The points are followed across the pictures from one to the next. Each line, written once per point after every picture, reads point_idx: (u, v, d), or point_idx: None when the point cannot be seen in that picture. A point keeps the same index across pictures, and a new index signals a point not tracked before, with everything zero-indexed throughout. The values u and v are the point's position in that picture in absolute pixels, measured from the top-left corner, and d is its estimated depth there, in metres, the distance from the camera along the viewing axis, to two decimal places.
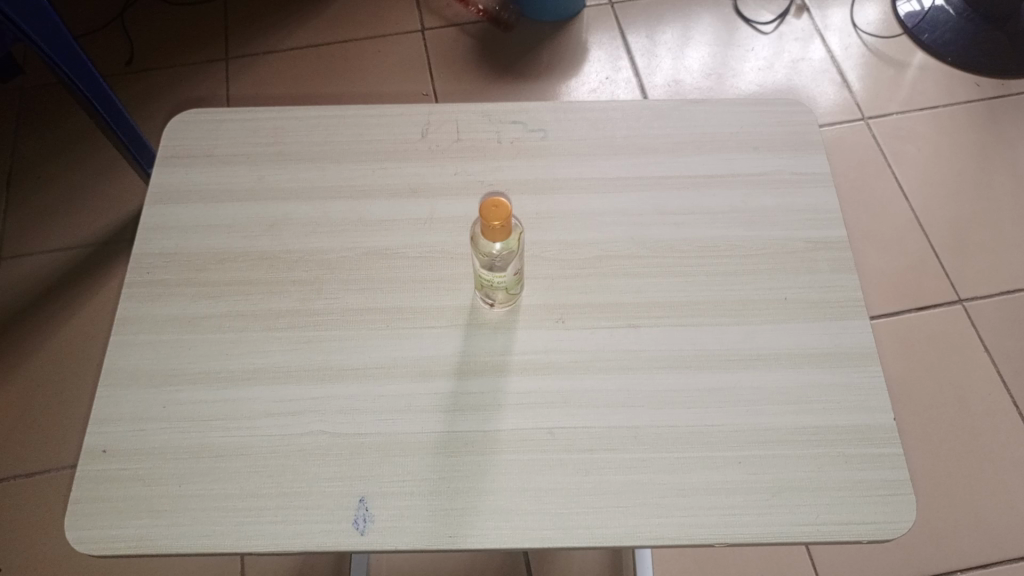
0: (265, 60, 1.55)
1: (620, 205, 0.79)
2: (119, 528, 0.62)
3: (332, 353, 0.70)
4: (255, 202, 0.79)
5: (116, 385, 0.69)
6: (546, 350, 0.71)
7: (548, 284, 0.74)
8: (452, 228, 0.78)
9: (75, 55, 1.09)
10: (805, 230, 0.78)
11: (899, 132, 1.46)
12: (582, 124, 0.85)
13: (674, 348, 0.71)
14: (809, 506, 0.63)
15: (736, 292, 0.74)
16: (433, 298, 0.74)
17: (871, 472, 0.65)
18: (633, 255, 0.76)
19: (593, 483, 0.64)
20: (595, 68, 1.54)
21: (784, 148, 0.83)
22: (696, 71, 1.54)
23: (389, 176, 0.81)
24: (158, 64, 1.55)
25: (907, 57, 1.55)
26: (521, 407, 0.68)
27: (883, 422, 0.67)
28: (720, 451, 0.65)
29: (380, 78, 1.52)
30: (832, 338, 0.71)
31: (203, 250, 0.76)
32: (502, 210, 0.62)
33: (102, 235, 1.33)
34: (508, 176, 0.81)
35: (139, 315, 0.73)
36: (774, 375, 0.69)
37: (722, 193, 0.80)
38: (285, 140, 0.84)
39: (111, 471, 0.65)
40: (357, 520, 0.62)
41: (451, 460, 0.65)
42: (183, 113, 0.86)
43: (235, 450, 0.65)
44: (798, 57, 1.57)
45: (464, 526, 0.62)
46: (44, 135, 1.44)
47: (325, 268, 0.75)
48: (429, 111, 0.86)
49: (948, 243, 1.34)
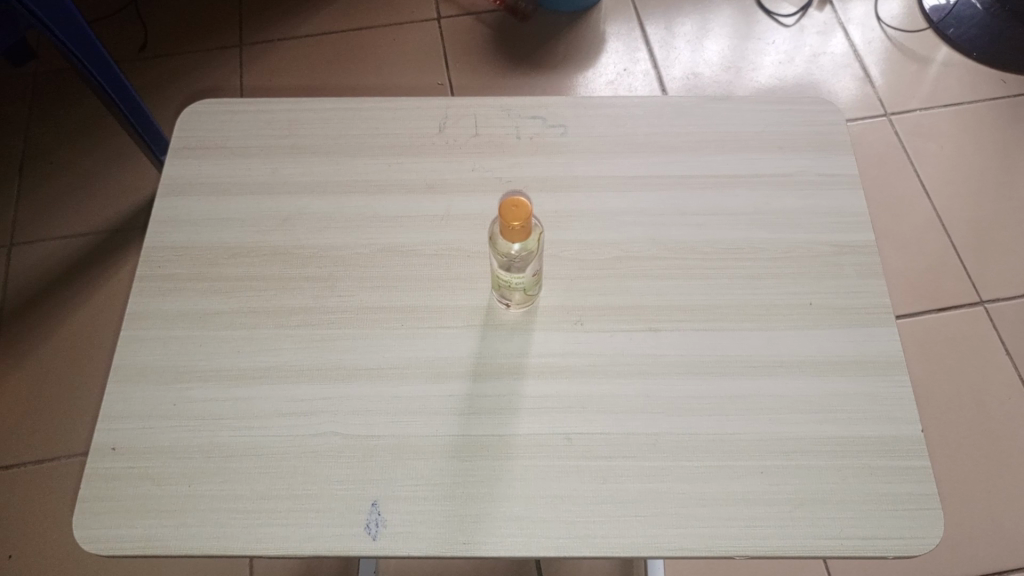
0: (280, 48, 1.54)
1: (641, 205, 0.77)
2: (128, 527, 0.61)
3: (344, 353, 0.69)
4: (267, 196, 0.78)
5: (126, 382, 0.68)
6: (563, 354, 0.69)
7: (565, 284, 0.73)
8: (469, 226, 0.76)
9: (88, 42, 1.07)
10: (831, 233, 0.76)
11: (921, 129, 1.44)
12: (602, 120, 0.83)
13: (693, 353, 0.69)
14: (831, 519, 0.61)
15: (759, 296, 0.72)
16: (448, 298, 0.72)
17: (896, 485, 0.63)
18: (654, 257, 0.74)
19: (609, 491, 0.63)
20: (612, 59, 1.52)
21: (810, 148, 0.81)
22: (715, 64, 1.52)
23: (405, 171, 0.79)
24: (171, 51, 1.54)
25: (930, 52, 1.52)
26: (537, 412, 0.66)
27: (910, 434, 0.65)
28: (741, 460, 0.64)
29: (395, 68, 1.50)
30: (857, 346, 0.69)
31: (215, 245, 0.75)
32: (523, 211, 0.61)
33: (114, 223, 1.32)
34: (526, 174, 0.79)
35: (149, 311, 0.71)
36: (797, 383, 0.67)
37: (745, 193, 0.78)
38: (299, 132, 0.82)
39: (120, 470, 0.64)
40: (368, 525, 0.61)
41: (465, 464, 0.64)
42: (195, 103, 0.85)
43: (246, 450, 0.64)
44: (818, 51, 1.54)
45: (477, 532, 0.61)
46: (57, 121, 1.43)
47: (339, 266, 0.74)
48: (446, 105, 0.84)
49: (970, 243, 1.31)
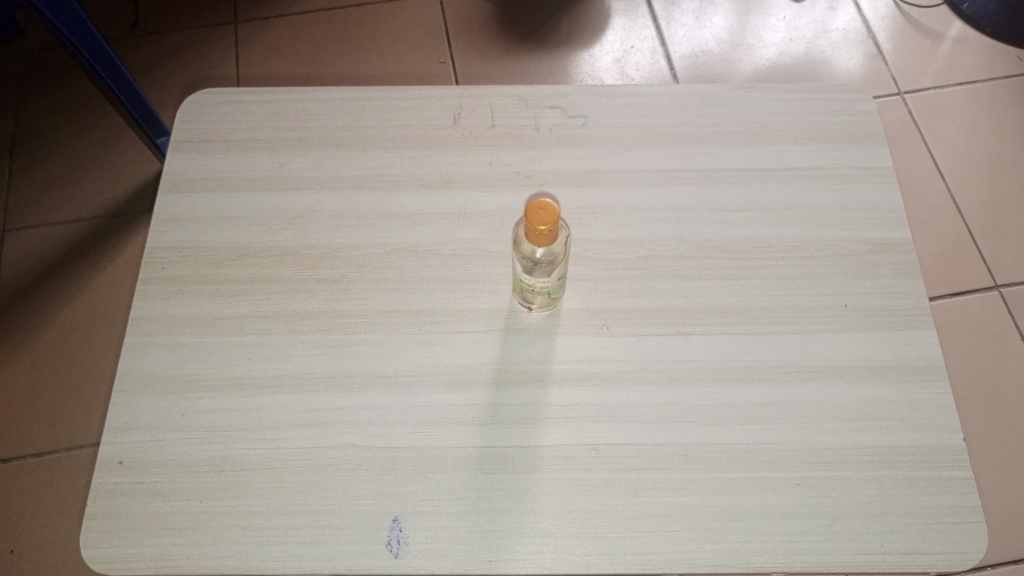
0: (277, 25, 1.48)
1: (666, 199, 0.74)
2: (139, 547, 0.59)
3: (361, 360, 0.66)
4: (275, 192, 0.74)
5: (131, 392, 0.65)
6: (589, 359, 0.66)
7: (590, 286, 0.70)
8: (486, 224, 0.73)
9: (78, 21, 1.03)
10: (865, 230, 0.73)
11: (936, 108, 1.40)
12: (625, 109, 0.79)
13: (725, 358, 0.66)
14: (869, 533, 0.59)
15: (793, 297, 0.69)
16: (467, 301, 0.69)
17: (937, 497, 0.61)
18: (681, 255, 0.71)
19: (640, 505, 0.60)
20: (616, 36, 1.47)
21: (843, 139, 0.78)
22: (723, 40, 1.48)
23: (420, 165, 0.76)
24: (164, 28, 1.49)
25: (945, 28, 1.48)
26: (563, 421, 0.63)
27: (952, 443, 0.63)
28: (775, 471, 0.61)
29: (397, 46, 1.45)
30: (895, 350, 0.67)
31: (222, 244, 0.72)
32: (549, 214, 0.57)
33: (110, 208, 1.28)
34: (546, 168, 0.76)
35: (155, 316, 0.68)
36: (834, 390, 0.65)
37: (776, 187, 0.75)
38: (307, 124, 0.78)
39: (128, 484, 0.61)
40: (390, 542, 0.59)
41: (490, 478, 0.61)
42: (196, 93, 0.80)
43: (260, 464, 0.62)
44: (829, 26, 1.50)
45: (502, 549, 0.58)
46: (48, 102, 1.38)
47: (352, 267, 0.70)
48: (461, 94, 0.80)
49: (986, 226, 1.28)
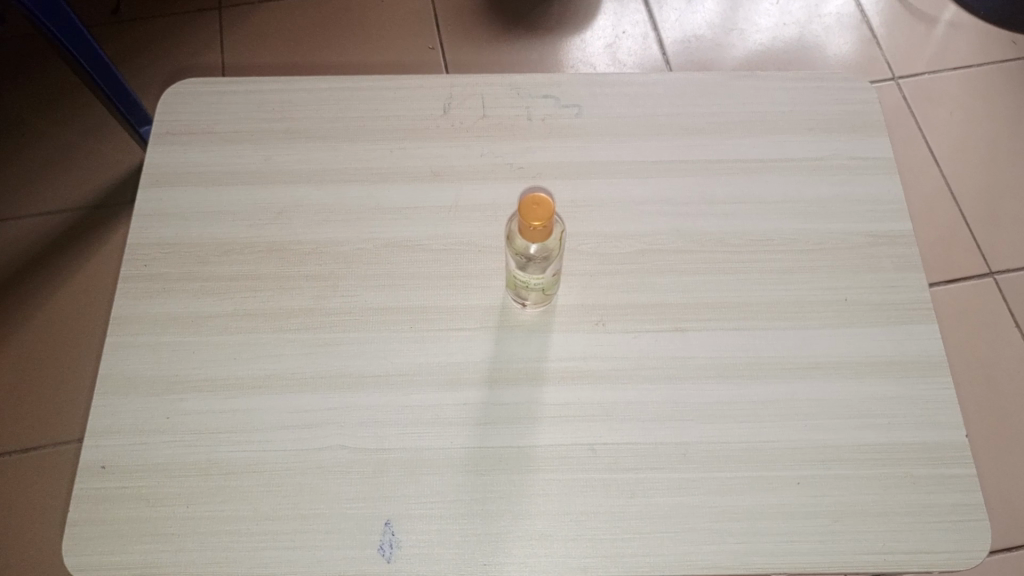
0: (262, 11, 1.45)
1: (662, 192, 0.72)
2: (122, 553, 0.57)
3: (351, 360, 0.64)
4: (261, 186, 0.72)
5: (114, 394, 0.63)
6: (584, 357, 0.65)
7: (585, 281, 0.68)
8: (479, 217, 0.71)
9: (57, 9, 1.00)
10: (866, 222, 0.71)
11: (930, 93, 1.38)
12: (620, 99, 0.77)
13: (724, 354, 0.65)
14: (871, 533, 0.58)
15: (792, 292, 0.68)
16: (459, 297, 0.67)
17: (939, 496, 0.60)
18: (677, 250, 0.70)
19: (637, 506, 0.59)
20: (607, 21, 1.45)
21: (842, 129, 0.76)
22: (715, 24, 1.45)
23: (409, 157, 0.74)
24: (146, 14, 1.45)
25: (939, 12, 1.47)
26: (559, 421, 0.62)
27: (953, 440, 0.62)
28: (776, 471, 0.60)
29: (385, 32, 1.43)
30: (897, 345, 0.65)
31: (206, 240, 0.70)
32: (544, 210, 0.55)
33: (94, 199, 1.25)
34: (539, 159, 0.74)
35: (137, 315, 0.66)
36: (834, 387, 0.63)
37: (776, 179, 0.73)
38: (293, 115, 0.76)
39: (111, 489, 0.59)
40: (381, 546, 0.57)
41: (484, 479, 0.60)
42: (179, 83, 0.78)
43: (248, 467, 0.60)
44: (822, 10, 1.48)
45: (497, 552, 0.57)
46: (28, 91, 1.35)
47: (341, 263, 0.69)
48: (451, 84, 0.78)
49: (981, 213, 1.27)
